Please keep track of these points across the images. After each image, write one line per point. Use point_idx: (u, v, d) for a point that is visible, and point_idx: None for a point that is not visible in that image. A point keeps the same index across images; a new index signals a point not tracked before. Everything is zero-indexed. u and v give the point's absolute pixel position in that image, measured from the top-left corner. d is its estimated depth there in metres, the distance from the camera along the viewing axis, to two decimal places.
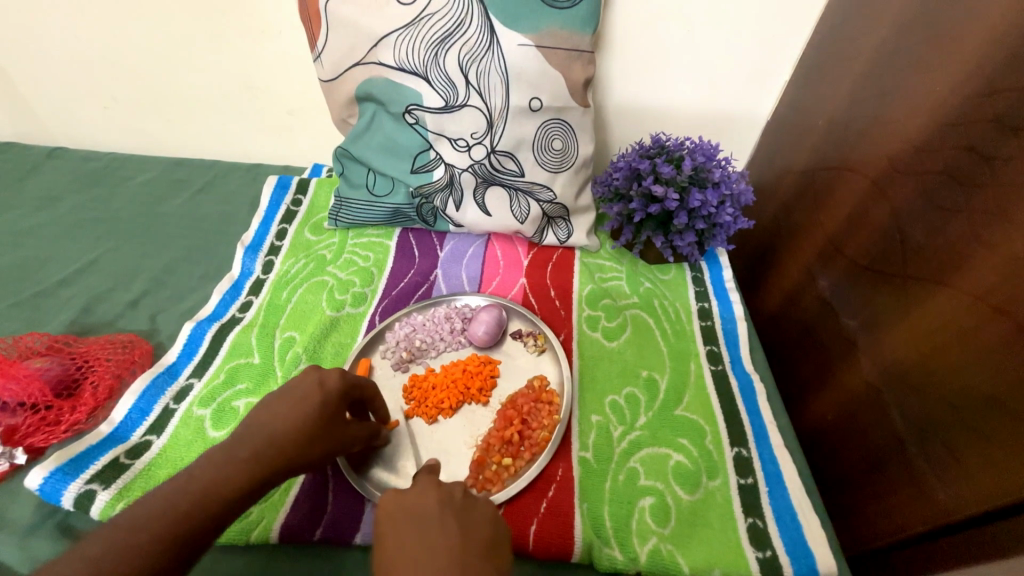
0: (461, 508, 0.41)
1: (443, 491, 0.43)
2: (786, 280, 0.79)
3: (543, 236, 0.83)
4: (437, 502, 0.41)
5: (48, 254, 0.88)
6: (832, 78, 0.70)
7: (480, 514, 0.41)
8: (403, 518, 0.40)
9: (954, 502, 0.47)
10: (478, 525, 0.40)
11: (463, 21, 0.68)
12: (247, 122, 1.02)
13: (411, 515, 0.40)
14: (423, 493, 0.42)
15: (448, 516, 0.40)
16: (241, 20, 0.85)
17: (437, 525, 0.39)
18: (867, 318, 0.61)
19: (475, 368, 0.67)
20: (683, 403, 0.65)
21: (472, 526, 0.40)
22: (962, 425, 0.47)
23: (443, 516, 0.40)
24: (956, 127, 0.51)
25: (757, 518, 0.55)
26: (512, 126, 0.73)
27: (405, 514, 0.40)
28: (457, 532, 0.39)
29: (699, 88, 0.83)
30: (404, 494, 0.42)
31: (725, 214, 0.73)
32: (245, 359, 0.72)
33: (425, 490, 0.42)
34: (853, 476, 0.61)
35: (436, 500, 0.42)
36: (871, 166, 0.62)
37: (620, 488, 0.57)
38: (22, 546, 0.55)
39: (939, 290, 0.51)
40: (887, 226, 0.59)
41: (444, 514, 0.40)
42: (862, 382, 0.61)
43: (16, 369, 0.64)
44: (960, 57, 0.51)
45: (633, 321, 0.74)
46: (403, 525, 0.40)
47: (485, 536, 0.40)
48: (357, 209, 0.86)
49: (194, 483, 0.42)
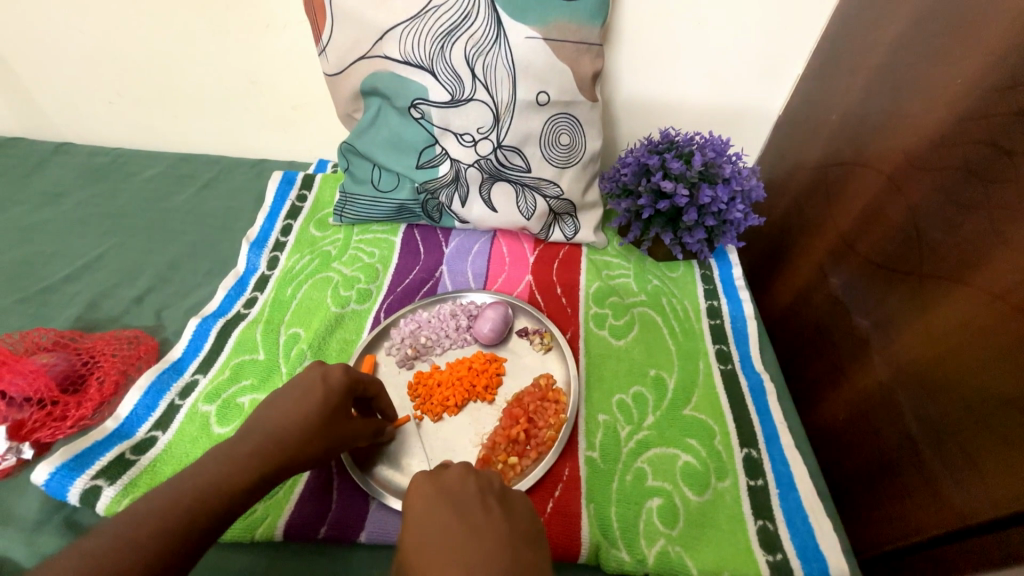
0: (501, 498, 0.40)
1: (482, 480, 0.42)
2: (798, 278, 0.78)
3: (550, 233, 0.81)
4: (477, 490, 0.40)
5: (54, 250, 0.88)
6: (846, 72, 0.68)
7: (521, 506, 0.40)
8: (443, 504, 0.39)
9: (970, 506, 0.46)
10: (521, 516, 0.39)
11: (469, 13, 0.67)
12: (252, 118, 1.02)
13: (451, 502, 0.39)
14: (462, 479, 0.41)
15: (490, 505, 0.39)
16: (246, 14, 0.84)
17: (479, 513, 0.38)
18: (881, 317, 0.59)
19: (480, 366, 0.66)
20: (692, 403, 0.64)
21: (516, 516, 0.39)
22: (980, 427, 0.46)
23: (485, 505, 0.39)
24: (976, 120, 0.49)
25: (767, 521, 0.54)
26: (519, 121, 0.72)
27: (445, 500, 0.39)
28: (501, 521, 0.38)
29: (708, 82, 0.81)
30: (442, 479, 0.41)
31: (734, 211, 0.72)
32: (250, 354, 0.71)
33: (463, 477, 0.42)
34: (865, 478, 0.60)
35: (476, 489, 0.41)
36: (885, 161, 0.61)
37: (628, 488, 0.56)
38: (28, 541, 0.55)
39: (957, 289, 0.49)
40: (902, 223, 0.58)
41: (485, 503, 0.39)
42: (875, 382, 0.60)
43: (22, 364, 0.64)
44: (981, 50, 0.49)
45: (640, 319, 0.73)
46: (443, 510, 0.39)
47: (527, 527, 0.39)
48: (362, 205, 0.86)
49: (201, 479, 0.42)
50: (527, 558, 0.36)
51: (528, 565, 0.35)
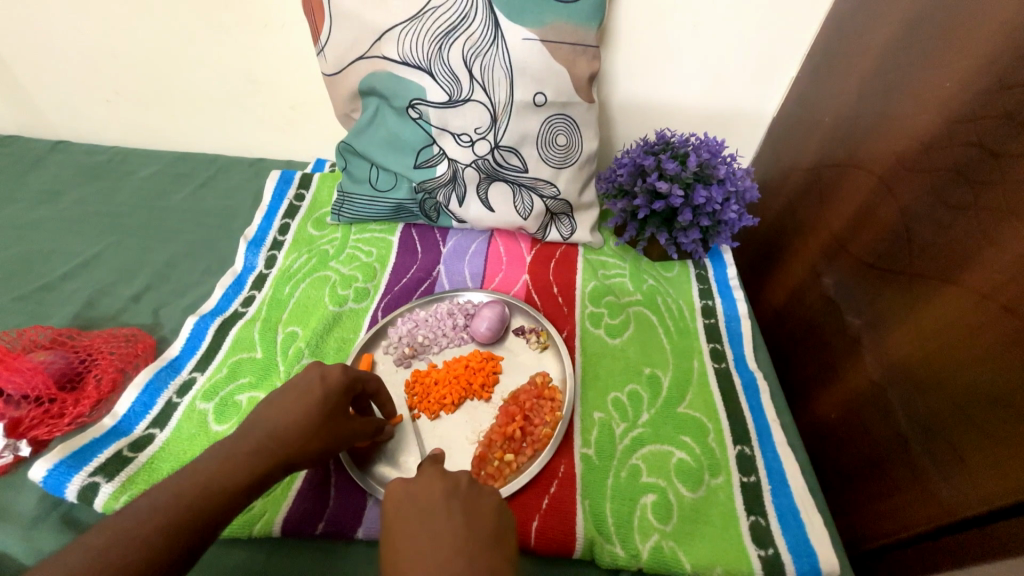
0: (466, 499, 0.41)
1: (449, 481, 0.42)
2: (791, 277, 0.79)
3: (546, 233, 0.82)
4: (442, 491, 0.41)
5: (51, 248, 0.88)
6: (839, 75, 0.69)
7: (486, 506, 0.40)
8: (409, 510, 0.39)
9: (958, 502, 0.47)
10: (484, 517, 0.40)
11: (467, 15, 0.68)
12: (250, 117, 1.02)
13: (416, 507, 0.40)
14: (429, 482, 0.42)
15: (453, 508, 0.40)
16: (244, 14, 0.84)
17: (442, 517, 0.39)
18: (872, 317, 0.60)
19: (477, 364, 0.66)
20: (686, 400, 0.65)
21: (477, 519, 0.39)
22: (968, 425, 0.47)
23: (448, 507, 0.40)
24: (966, 122, 0.50)
25: (759, 517, 0.54)
26: (516, 121, 0.73)
27: (411, 505, 0.40)
28: (462, 525, 0.38)
29: (704, 84, 0.82)
30: (410, 484, 0.42)
31: (729, 211, 0.73)
32: (248, 353, 0.72)
33: (430, 481, 0.42)
34: (856, 476, 0.61)
35: (442, 490, 0.41)
36: (877, 163, 0.62)
37: (622, 484, 0.57)
38: (26, 537, 0.55)
39: (946, 289, 0.50)
40: (894, 224, 0.58)
41: (449, 505, 0.40)
42: (866, 380, 0.61)
43: (19, 362, 0.64)
44: (971, 53, 0.50)
45: (636, 318, 0.74)
46: (408, 515, 0.39)
47: (490, 529, 0.39)
48: (360, 205, 0.86)
49: (204, 476, 0.42)
50: (484, 561, 0.36)
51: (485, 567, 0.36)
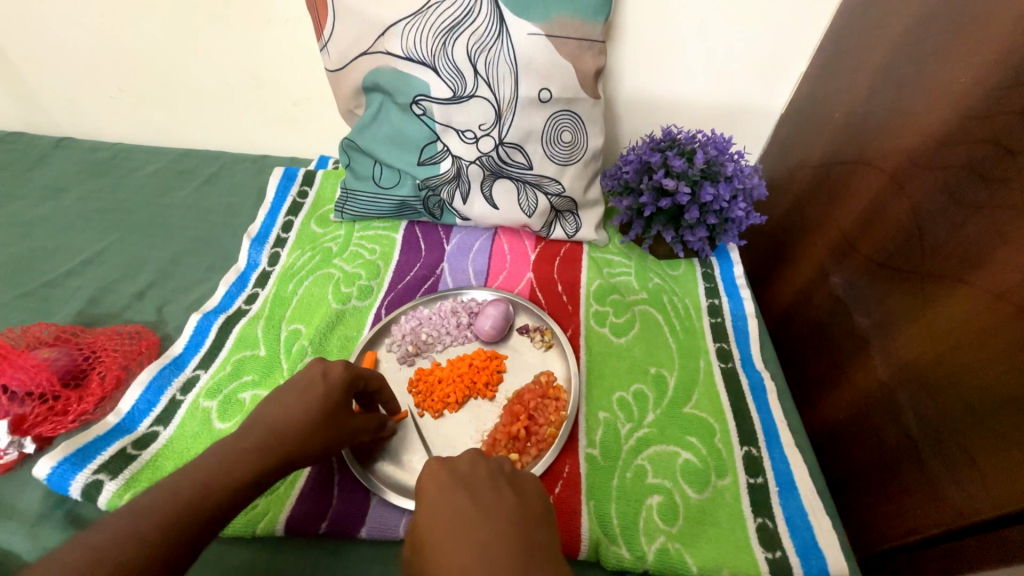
0: (512, 481, 0.41)
1: (492, 464, 0.42)
2: (799, 276, 0.78)
3: (551, 230, 0.81)
4: (487, 472, 0.41)
5: (55, 245, 0.88)
6: (848, 71, 0.68)
7: (531, 489, 0.41)
8: (457, 487, 0.39)
9: (970, 505, 0.46)
10: (532, 500, 0.40)
11: (472, 10, 0.67)
12: (253, 113, 1.02)
13: (462, 485, 0.40)
14: (473, 463, 0.42)
15: (500, 488, 0.40)
16: (246, 9, 0.84)
17: (489, 494, 0.39)
18: (881, 317, 0.60)
19: (481, 363, 0.66)
20: (692, 400, 0.64)
21: (526, 498, 0.40)
22: (980, 427, 0.46)
23: (494, 487, 0.40)
24: (980, 118, 0.49)
25: (767, 519, 0.54)
26: (521, 118, 0.72)
27: (457, 483, 0.40)
28: (510, 502, 0.39)
29: (710, 79, 0.81)
30: (453, 464, 0.42)
31: (736, 209, 0.72)
32: (252, 350, 0.71)
33: (473, 462, 0.42)
34: (865, 477, 0.60)
35: (486, 471, 0.41)
36: (888, 160, 0.61)
37: (628, 485, 0.57)
38: (30, 534, 0.55)
39: (959, 289, 0.49)
40: (904, 223, 0.57)
41: (496, 484, 0.40)
42: (875, 381, 0.60)
43: (23, 359, 0.64)
44: (985, 48, 0.49)
45: (641, 317, 0.73)
46: (456, 492, 0.39)
47: (541, 508, 0.39)
48: (364, 202, 0.86)
49: (204, 474, 0.42)
50: (540, 537, 0.37)
51: (541, 542, 0.36)
